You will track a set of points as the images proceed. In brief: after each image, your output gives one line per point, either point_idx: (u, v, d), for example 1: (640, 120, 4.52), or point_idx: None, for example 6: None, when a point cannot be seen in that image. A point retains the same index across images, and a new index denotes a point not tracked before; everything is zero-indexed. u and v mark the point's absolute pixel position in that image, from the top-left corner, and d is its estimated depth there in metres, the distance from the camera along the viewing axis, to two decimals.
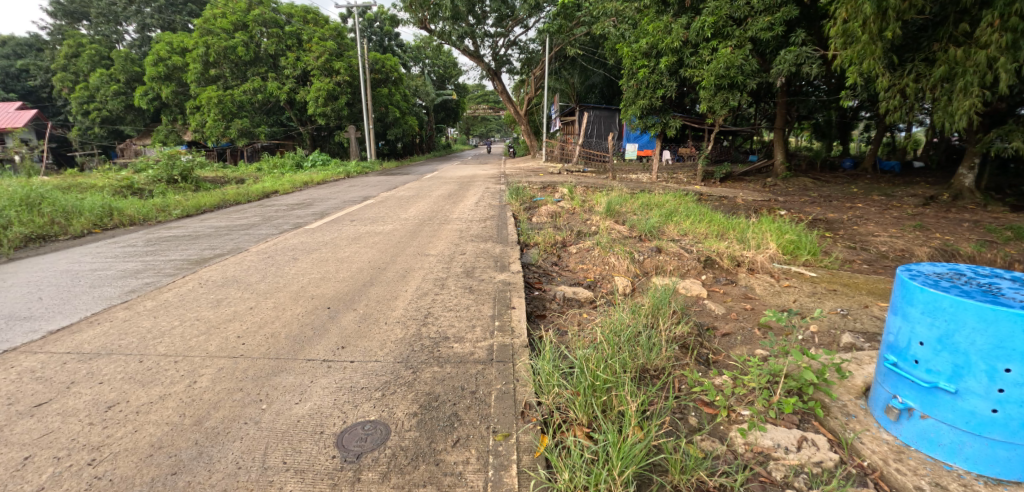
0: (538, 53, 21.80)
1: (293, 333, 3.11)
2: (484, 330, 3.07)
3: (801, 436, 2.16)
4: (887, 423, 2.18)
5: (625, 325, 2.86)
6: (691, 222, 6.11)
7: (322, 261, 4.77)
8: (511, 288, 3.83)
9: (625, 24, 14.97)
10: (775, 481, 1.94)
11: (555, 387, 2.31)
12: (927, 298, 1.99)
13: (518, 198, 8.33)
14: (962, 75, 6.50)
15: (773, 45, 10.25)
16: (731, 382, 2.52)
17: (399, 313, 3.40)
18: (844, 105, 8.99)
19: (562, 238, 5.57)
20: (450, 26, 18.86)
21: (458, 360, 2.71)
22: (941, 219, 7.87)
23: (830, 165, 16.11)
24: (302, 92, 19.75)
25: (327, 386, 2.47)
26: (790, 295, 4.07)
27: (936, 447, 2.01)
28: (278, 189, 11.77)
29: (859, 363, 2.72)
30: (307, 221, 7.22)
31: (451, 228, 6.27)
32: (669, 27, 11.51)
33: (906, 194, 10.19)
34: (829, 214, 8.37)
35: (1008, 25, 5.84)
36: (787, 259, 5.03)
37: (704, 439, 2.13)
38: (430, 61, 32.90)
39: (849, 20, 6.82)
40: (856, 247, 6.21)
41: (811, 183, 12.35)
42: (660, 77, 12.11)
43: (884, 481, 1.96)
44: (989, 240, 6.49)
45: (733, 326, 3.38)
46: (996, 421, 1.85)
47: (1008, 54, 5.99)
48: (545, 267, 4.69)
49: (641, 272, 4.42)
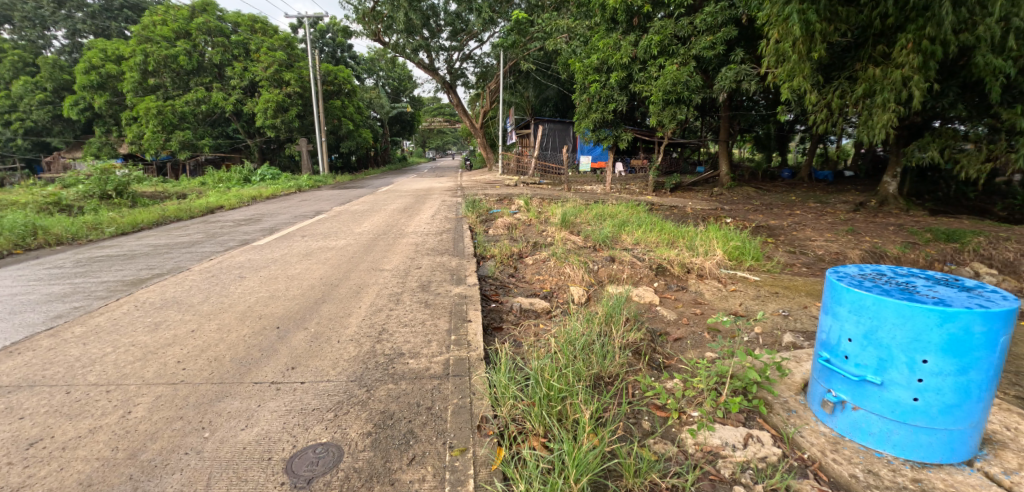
0: (493, 67, 22.02)
1: (239, 356, 2.96)
2: (440, 344, 3.03)
3: (747, 433, 2.26)
4: (824, 416, 2.32)
5: (579, 334, 2.87)
6: (643, 231, 6.30)
7: (271, 279, 4.58)
8: (468, 301, 3.82)
9: (577, 41, 15.42)
10: (724, 478, 2.01)
11: (510, 398, 2.29)
12: (853, 298, 2.15)
13: (475, 211, 8.30)
14: (881, 92, 7.08)
15: (716, 63, 10.87)
16: (682, 385, 2.61)
17: (353, 330, 3.31)
18: (781, 119, 9.58)
19: (519, 249, 5.61)
20: (404, 38, 18.78)
21: (414, 376, 2.67)
22: (870, 223, 8.53)
23: (770, 174, 17.05)
24: (249, 103, 19.04)
25: (276, 410, 2.37)
26: (737, 299, 4.28)
27: (867, 436, 2.16)
28: (224, 204, 11.23)
29: (798, 360, 2.90)
30: (255, 238, 6.92)
31: (407, 242, 6.19)
32: (619, 44, 11.91)
33: (839, 201, 10.95)
34: (770, 222, 8.87)
35: (919, 48, 6.42)
36: (733, 265, 5.29)
37: (657, 442, 2.20)
38: (385, 74, 32.59)
39: (781, 40, 7.28)
40: (795, 251, 6.63)
41: (754, 192, 13.09)
42: (611, 92, 12.59)
43: (823, 472, 2.09)
44: (913, 242, 7.09)
45: (684, 331, 3.50)
46: (918, 408, 2.01)
47: (919, 73, 6.60)
48: (502, 279, 4.69)
49: (595, 281, 4.50)
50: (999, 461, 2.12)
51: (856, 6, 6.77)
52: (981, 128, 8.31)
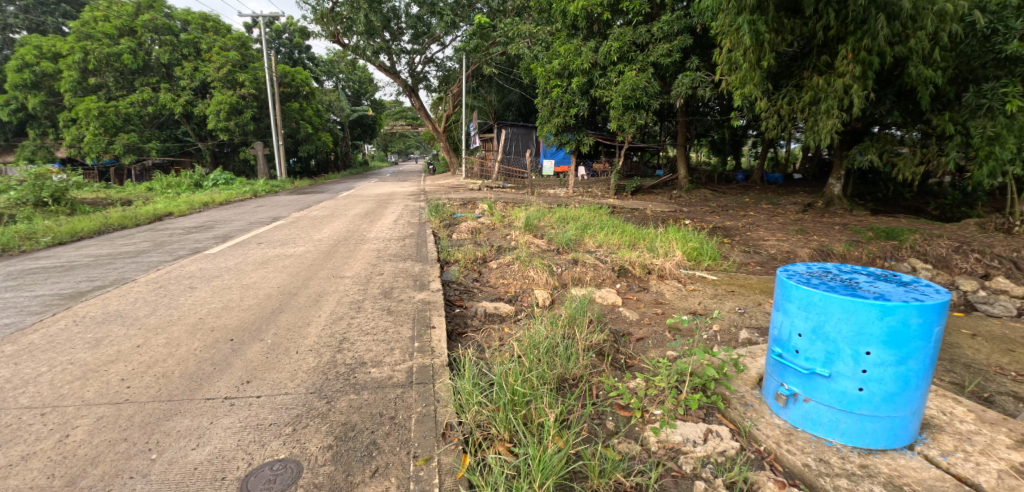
0: (456, 71, 21.91)
1: (189, 371, 2.81)
2: (403, 352, 2.98)
3: (707, 429, 2.33)
4: (778, 409, 2.42)
5: (543, 337, 2.88)
6: (605, 234, 6.41)
7: (225, 289, 4.38)
8: (431, 307, 3.77)
9: (539, 46, 15.59)
10: (686, 474, 2.07)
11: (475, 404, 2.26)
12: (802, 294, 2.25)
13: (438, 215, 8.22)
14: (825, 100, 7.50)
15: (672, 70, 11.23)
16: (644, 384, 2.65)
17: (313, 340, 3.20)
18: (734, 124, 9.98)
19: (483, 253, 5.59)
20: (365, 41, 18.45)
21: (376, 385, 2.60)
22: (817, 223, 9.00)
23: (725, 177, 17.73)
24: (200, 105, 18.20)
25: (230, 426, 2.26)
26: (696, 298, 4.42)
27: (818, 427, 2.26)
28: (174, 211, 10.66)
29: (753, 356, 3.01)
30: (207, 246, 6.60)
31: (368, 248, 6.06)
32: (580, 50, 12.12)
33: (789, 202, 11.51)
34: (726, 223, 9.22)
35: (858, 58, 6.85)
36: (692, 265, 5.46)
37: (621, 442, 2.23)
38: (345, 76, 31.91)
39: (733, 49, 7.61)
40: (750, 251, 6.92)
41: (711, 194, 13.57)
42: (572, 97, 12.80)
43: (778, 462, 2.18)
44: (856, 240, 7.53)
45: (646, 330, 3.57)
46: (863, 398, 2.12)
47: (859, 82, 7.03)
48: (466, 284, 4.66)
49: (559, 284, 4.53)
50: (935, 444, 2.27)
51: (801, 18, 7.15)
52: (914, 133, 8.93)
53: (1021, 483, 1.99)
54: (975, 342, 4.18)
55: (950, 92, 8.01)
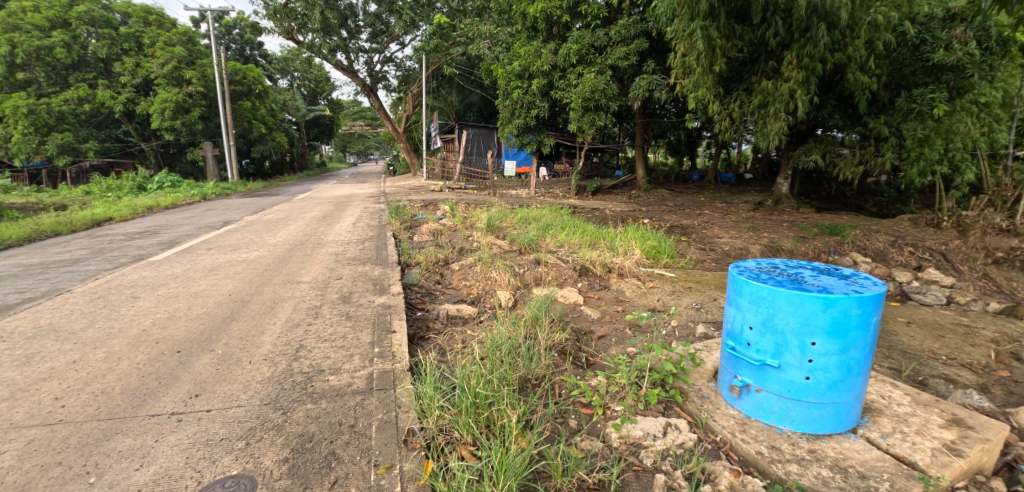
0: (415, 71, 21.61)
1: (131, 386, 2.64)
2: (363, 358, 2.90)
3: (666, 422, 2.39)
4: (732, 400, 2.51)
5: (505, 338, 2.88)
6: (567, 234, 6.48)
7: (171, 298, 4.14)
8: (392, 311, 3.70)
9: (499, 47, 15.60)
10: (647, 468, 2.12)
11: (437, 408, 2.23)
12: (752, 289, 2.35)
13: (398, 217, 8.08)
14: (773, 103, 7.87)
15: (630, 72, 11.50)
16: (606, 381, 2.69)
17: (267, 349, 3.08)
18: (688, 126, 10.33)
19: (445, 255, 5.54)
20: (320, 38, 17.93)
21: (335, 394, 2.53)
22: (767, 220, 9.43)
23: (681, 177, 18.30)
24: (143, 103, 17.16)
25: (177, 444, 2.13)
26: (654, 295, 4.53)
27: (769, 415, 2.37)
28: (114, 216, 10.00)
29: (708, 350, 3.12)
30: (151, 252, 6.23)
31: (326, 252, 5.88)
32: (540, 51, 12.21)
33: (741, 201, 12.00)
34: (683, 221, 9.52)
35: (802, 64, 7.24)
36: (650, 263, 5.60)
37: (583, 439, 2.25)
38: (300, 75, 30.87)
39: (687, 54, 7.87)
40: (705, 248, 7.17)
41: (668, 194, 13.99)
42: (533, 98, 12.90)
43: (733, 451, 2.26)
44: (803, 236, 7.94)
45: (607, 328, 3.63)
46: (810, 386, 2.24)
47: (803, 87, 7.42)
48: (428, 287, 4.60)
49: (521, 284, 4.55)
50: (876, 426, 2.42)
51: (750, 25, 7.48)
52: (853, 135, 9.51)
53: (951, 459, 2.16)
54: (910, 329, 4.49)
55: (884, 97, 8.58)
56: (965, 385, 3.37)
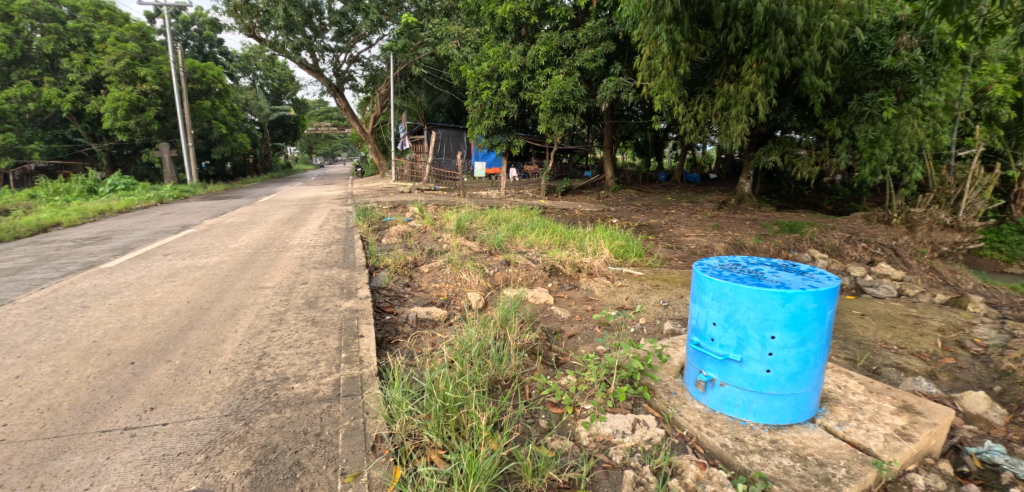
0: (383, 71, 21.28)
1: (80, 402, 2.49)
2: (329, 364, 2.83)
3: (635, 419, 2.43)
4: (698, 395, 2.58)
5: (474, 340, 2.86)
6: (536, 234, 6.51)
7: (124, 307, 3.94)
8: (359, 315, 3.62)
9: (467, 47, 15.52)
10: (616, 464, 2.15)
11: (405, 413, 2.20)
12: (715, 286, 2.41)
13: (367, 219, 7.95)
14: (735, 105, 8.13)
15: (597, 74, 11.67)
16: (575, 380, 2.72)
17: (228, 358, 2.97)
18: (655, 127, 10.54)
19: (414, 258, 5.47)
20: (284, 36, 17.44)
21: (300, 402, 2.46)
22: (731, 219, 9.73)
23: (648, 178, 18.67)
24: (93, 102, 16.32)
25: (130, 460, 2.03)
26: (623, 293, 4.61)
27: (733, 408, 2.44)
28: (61, 221, 9.46)
29: (674, 346, 3.19)
30: (102, 259, 5.92)
31: (291, 256, 5.72)
32: (508, 52, 12.23)
33: (706, 200, 12.34)
34: (651, 220, 9.71)
35: (761, 68, 7.51)
36: (619, 262, 5.69)
37: (554, 439, 2.27)
38: (262, 74, 29.96)
39: (653, 57, 8.05)
40: (672, 246, 7.34)
41: (636, 194, 14.24)
42: (502, 99, 12.92)
43: (699, 445, 2.32)
44: (764, 234, 8.24)
45: (577, 327, 3.67)
46: (770, 378, 2.31)
47: (763, 90, 7.70)
48: (396, 290, 4.53)
49: (492, 286, 4.54)
50: (832, 415, 2.53)
51: (712, 29, 7.69)
52: (810, 137, 9.93)
53: (902, 444, 2.28)
54: (864, 321, 4.72)
55: (838, 100, 8.99)
56: (914, 372, 3.56)
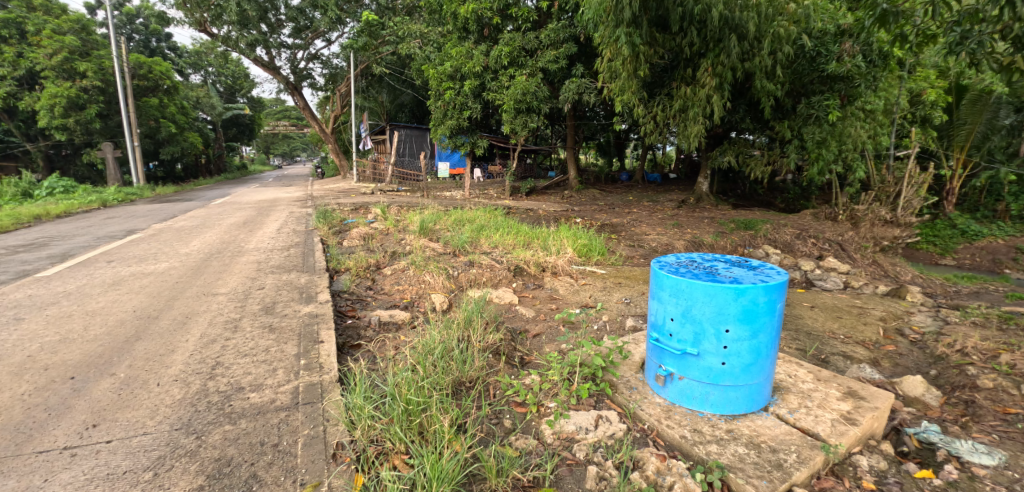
0: (343, 69, 20.80)
1: (12, 422, 2.32)
2: (287, 372, 2.75)
3: (597, 415, 2.48)
4: (658, 389, 2.65)
5: (437, 342, 2.84)
6: (501, 234, 6.53)
7: (63, 318, 3.69)
8: (319, 320, 3.54)
9: (430, 47, 15.39)
10: (579, 461, 2.19)
11: (367, 419, 2.16)
12: (672, 283, 2.49)
13: (327, 222, 7.76)
14: (692, 107, 8.40)
15: (560, 75, 11.81)
16: (539, 379, 2.74)
17: (178, 369, 2.83)
18: (616, 128, 10.76)
19: (376, 260, 5.38)
20: (237, 31, 16.77)
21: (257, 412, 2.38)
22: (690, 217, 10.05)
23: (611, 178, 19.04)
24: (27, 98, 15.28)
25: (70, 482, 1.91)
26: (587, 291, 4.69)
27: (691, 401, 2.52)
28: None
29: (635, 342, 3.27)
30: (37, 267, 5.52)
31: (246, 261, 5.51)
32: (471, 53, 12.18)
33: (666, 199, 12.70)
34: (613, 220, 9.91)
35: (716, 72, 7.80)
36: (583, 261, 5.78)
37: (518, 438, 2.28)
38: (215, 70, 28.74)
39: (613, 59, 8.22)
40: (634, 245, 7.52)
41: (599, 193, 14.50)
42: (465, 99, 12.84)
43: (660, 437, 2.40)
44: (721, 231, 8.55)
45: (542, 326, 3.70)
46: (726, 371, 2.41)
47: (717, 92, 8.00)
48: (359, 293, 4.45)
49: (456, 287, 4.52)
50: (784, 403, 2.66)
51: (670, 33, 7.91)
52: (763, 138, 10.37)
53: (847, 428, 2.42)
54: (814, 312, 4.98)
55: (787, 103, 9.43)
56: (860, 360, 3.78)
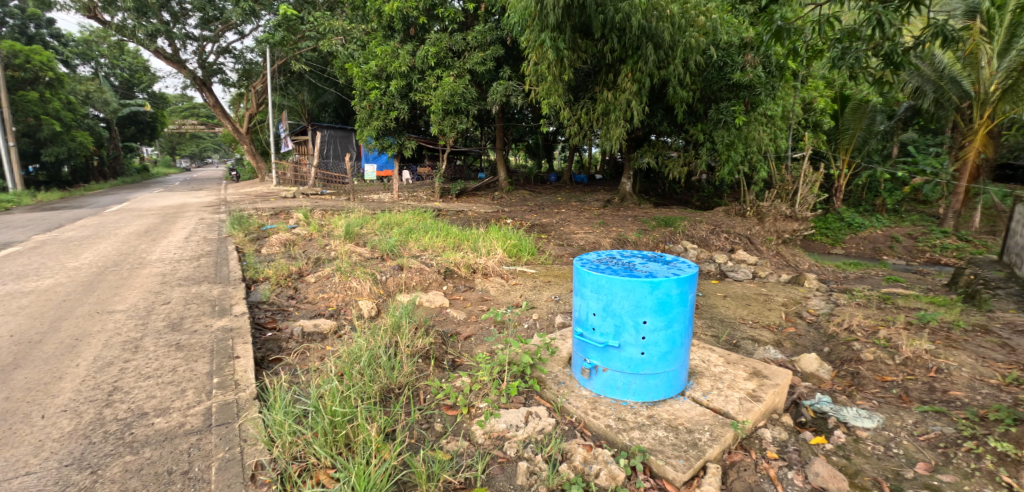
0: (259, 65, 19.52)
1: None
2: (198, 392, 2.57)
3: (527, 412, 2.55)
4: (585, 382, 2.78)
5: (363, 349, 2.78)
6: (430, 237, 6.46)
7: None
8: (235, 334, 3.32)
9: (353, 44, 14.84)
10: (510, 458, 2.24)
11: (289, 434, 2.07)
12: (593, 279, 2.61)
13: (242, 228, 7.26)
14: (615, 111, 8.80)
15: (488, 77, 11.89)
16: (469, 381, 2.76)
17: (67, 398, 2.53)
18: (543, 130, 11.02)
19: (298, 267, 5.12)
20: (134, 20, 15.20)
21: (162, 438, 2.19)
22: (615, 216, 10.52)
23: (540, 179, 19.45)
24: None
25: None
26: (517, 291, 4.78)
27: (615, 391, 2.66)
28: None
29: (562, 338, 3.39)
30: None
31: (149, 274, 5.02)
32: (397, 52, 11.90)
33: (593, 199, 13.20)
34: (543, 220, 10.14)
35: (636, 78, 8.24)
36: (513, 261, 5.89)
37: (450, 441, 2.30)
38: (108, 62, 25.83)
39: (539, 63, 8.42)
40: (564, 244, 7.75)
41: (529, 194, 14.78)
42: (392, 99, 12.46)
43: (587, 428, 2.51)
44: (644, 229, 9.04)
45: (473, 328, 3.73)
46: (645, 360, 2.57)
47: (637, 97, 8.45)
48: (279, 303, 4.22)
49: (385, 293, 4.42)
50: (698, 386, 2.88)
51: (592, 40, 8.23)
52: (679, 140, 11.08)
53: (752, 405, 2.67)
54: (726, 301, 5.42)
55: (700, 109, 10.16)
56: (765, 342, 4.18)
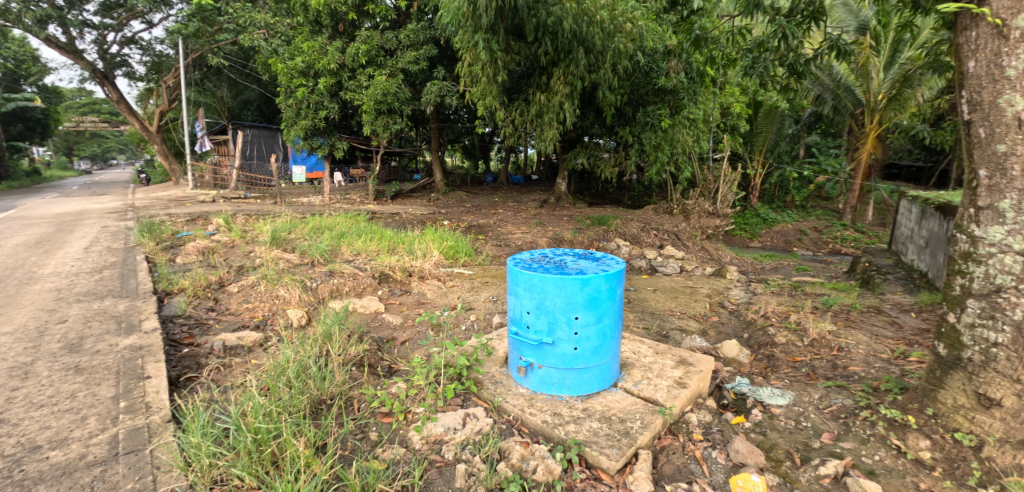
0: (170, 57, 18.00)
1: None
2: (102, 419, 2.34)
3: (464, 414, 2.56)
4: (522, 380, 2.84)
5: (291, 361, 2.66)
6: (363, 241, 6.28)
7: None
8: (145, 353, 3.06)
9: (277, 39, 14.07)
10: (448, 461, 2.25)
11: (208, 457, 1.94)
12: (526, 279, 2.67)
13: (153, 236, 6.68)
14: (549, 112, 9.00)
15: (422, 77, 11.72)
16: (405, 387, 2.73)
17: None
18: (479, 131, 11.04)
19: (218, 277, 4.80)
20: (18, 2, 13.50)
21: (60, 473, 1.98)
22: (551, 216, 10.76)
23: (478, 180, 19.46)
24: None
25: None
26: (454, 293, 4.77)
27: (550, 386, 2.74)
28: None
29: (499, 339, 3.44)
30: None
31: (39, 290, 4.48)
32: (325, 48, 11.42)
33: (530, 199, 13.41)
34: (481, 221, 10.15)
35: (568, 81, 8.47)
36: (450, 263, 5.86)
37: (386, 449, 2.27)
38: None
39: (474, 64, 8.43)
40: (501, 244, 7.82)
41: (467, 195, 14.75)
42: (321, 98, 11.94)
43: (524, 425, 2.57)
44: (579, 227, 9.31)
45: (410, 332, 3.68)
46: (578, 355, 2.66)
47: (569, 100, 8.68)
48: (197, 316, 3.94)
49: (315, 300, 4.25)
50: (629, 377, 3.03)
51: (525, 42, 8.35)
52: (610, 142, 11.53)
53: (678, 391, 2.85)
54: (656, 295, 5.72)
55: (629, 111, 10.63)
56: (692, 332, 4.46)
